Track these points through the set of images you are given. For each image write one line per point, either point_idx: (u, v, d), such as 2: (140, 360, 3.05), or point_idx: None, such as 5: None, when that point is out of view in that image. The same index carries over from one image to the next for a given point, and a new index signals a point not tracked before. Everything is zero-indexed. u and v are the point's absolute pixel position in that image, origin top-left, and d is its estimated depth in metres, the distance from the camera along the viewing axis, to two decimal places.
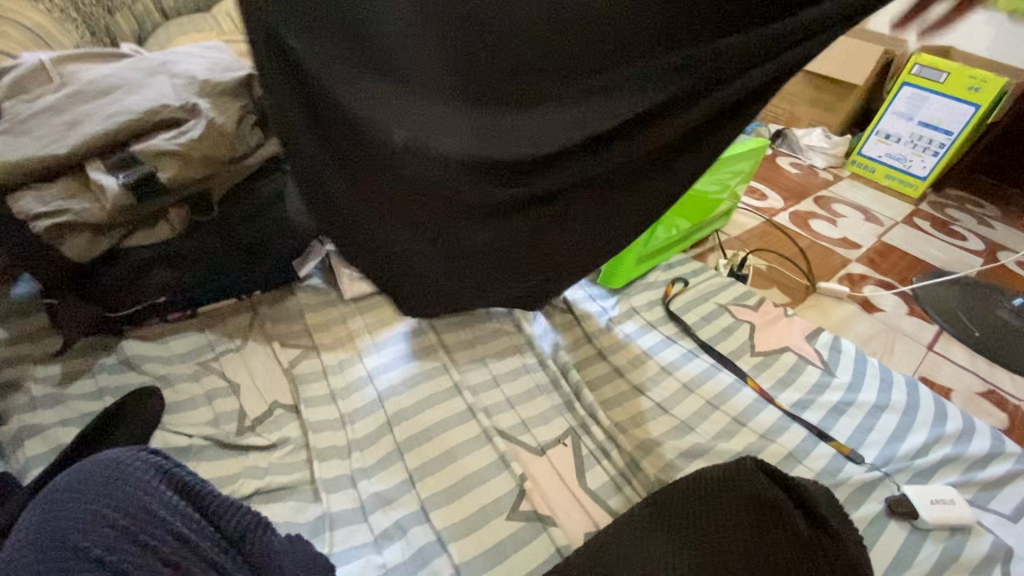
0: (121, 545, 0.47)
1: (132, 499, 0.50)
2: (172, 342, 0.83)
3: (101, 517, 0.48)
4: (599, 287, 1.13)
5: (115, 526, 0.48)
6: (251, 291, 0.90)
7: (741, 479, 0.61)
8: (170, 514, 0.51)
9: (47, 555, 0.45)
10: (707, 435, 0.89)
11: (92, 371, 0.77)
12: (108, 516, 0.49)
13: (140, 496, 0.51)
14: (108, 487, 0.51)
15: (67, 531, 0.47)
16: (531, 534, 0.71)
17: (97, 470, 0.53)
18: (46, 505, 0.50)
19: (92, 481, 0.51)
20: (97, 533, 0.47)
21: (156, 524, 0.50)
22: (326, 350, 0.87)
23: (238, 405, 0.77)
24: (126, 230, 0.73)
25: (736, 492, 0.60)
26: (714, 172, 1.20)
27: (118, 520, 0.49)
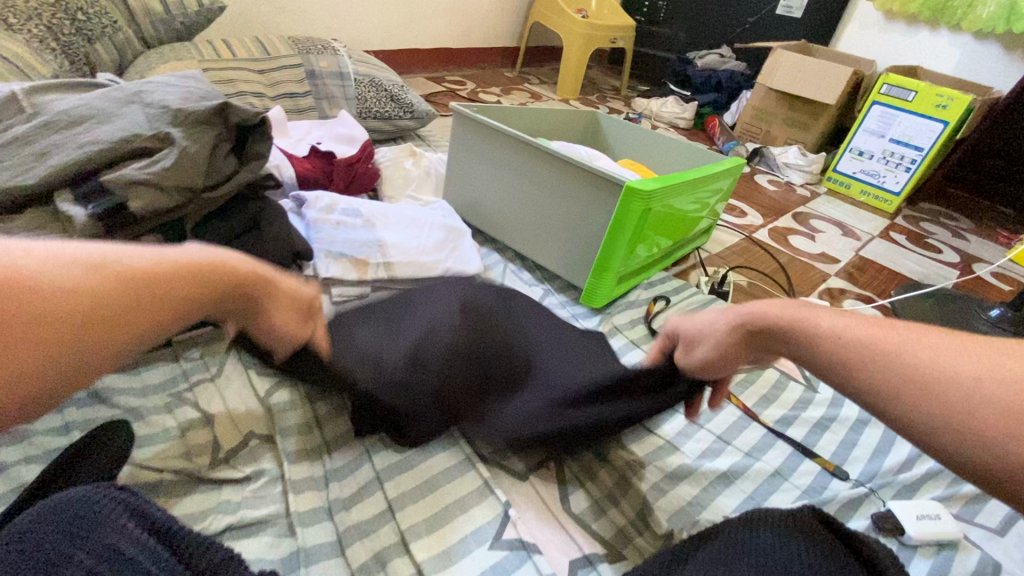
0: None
1: (101, 539, 0.48)
2: (144, 373, 0.81)
3: (66, 557, 0.46)
4: (582, 307, 1.14)
5: (82, 567, 0.46)
6: (227, 319, 0.89)
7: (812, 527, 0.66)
8: (139, 553, 0.49)
9: None
10: (692, 454, 0.89)
11: (59, 406, 0.74)
12: (75, 559, 0.46)
13: (106, 535, 0.49)
14: (75, 526, 0.49)
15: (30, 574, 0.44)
16: (515, 564, 0.69)
17: (59, 506, 0.50)
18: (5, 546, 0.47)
19: (57, 519, 0.49)
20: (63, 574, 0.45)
21: (123, 563, 0.48)
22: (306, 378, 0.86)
23: (212, 437, 0.76)
24: None
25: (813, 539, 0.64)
26: (693, 191, 1.22)
27: (84, 561, 0.47)
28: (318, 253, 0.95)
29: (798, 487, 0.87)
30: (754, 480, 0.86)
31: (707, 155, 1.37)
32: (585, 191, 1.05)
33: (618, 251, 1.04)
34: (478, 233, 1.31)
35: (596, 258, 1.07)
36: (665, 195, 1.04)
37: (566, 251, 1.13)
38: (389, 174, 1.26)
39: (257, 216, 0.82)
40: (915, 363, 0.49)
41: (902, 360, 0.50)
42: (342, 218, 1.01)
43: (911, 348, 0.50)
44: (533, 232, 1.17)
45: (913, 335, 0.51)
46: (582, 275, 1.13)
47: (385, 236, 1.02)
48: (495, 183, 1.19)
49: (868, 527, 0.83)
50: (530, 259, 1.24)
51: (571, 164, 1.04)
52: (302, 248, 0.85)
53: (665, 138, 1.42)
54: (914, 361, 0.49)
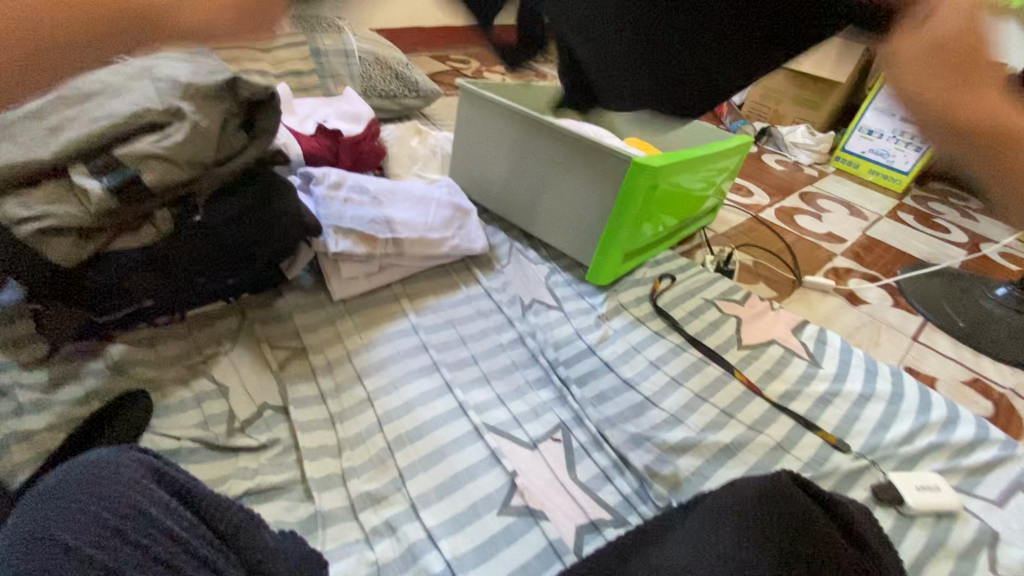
0: (112, 544, 0.46)
1: (126, 498, 0.50)
2: (160, 346, 0.83)
3: (92, 516, 0.48)
4: (588, 284, 1.15)
5: (107, 526, 0.47)
6: (237, 294, 0.90)
7: (779, 492, 0.68)
8: (162, 512, 0.50)
9: (36, 554, 0.45)
10: (696, 427, 0.90)
11: (79, 377, 0.76)
12: (101, 517, 0.48)
13: (131, 496, 0.50)
14: (100, 487, 0.50)
15: (58, 531, 0.46)
16: (523, 528, 0.72)
17: (87, 471, 0.51)
18: (32, 505, 0.49)
19: (80, 481, 0.50)
20: (89, 533, 0.46)
21: (149, 523, 0.49)
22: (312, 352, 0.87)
23: (227, 408, 0.77)
24: (110, 234, 0.73)
25: (773, 506, 0.66)
26: (701, 169, 1.21)
27: (110, 520, 0.48)
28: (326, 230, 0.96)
29: (800, 459, 0.89)
30: (757, 452, 0.88)
31: (713, 133, 1.36)
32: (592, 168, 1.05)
33: (624, 228, 1.05)
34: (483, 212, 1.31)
35: (602, 237, 1.07)
36: (672, 171, 1.04)
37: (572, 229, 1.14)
38: (394, 152, 1.26)
39: (267, 191, 0.84)
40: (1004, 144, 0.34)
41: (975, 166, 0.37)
42: (349, 194, 1.02)
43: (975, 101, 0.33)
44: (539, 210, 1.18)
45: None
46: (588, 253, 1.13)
47: (393, 213, 1.03)
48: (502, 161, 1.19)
49: (868, 497, 0.85)
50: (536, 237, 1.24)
51: (579, 140, 1.05)
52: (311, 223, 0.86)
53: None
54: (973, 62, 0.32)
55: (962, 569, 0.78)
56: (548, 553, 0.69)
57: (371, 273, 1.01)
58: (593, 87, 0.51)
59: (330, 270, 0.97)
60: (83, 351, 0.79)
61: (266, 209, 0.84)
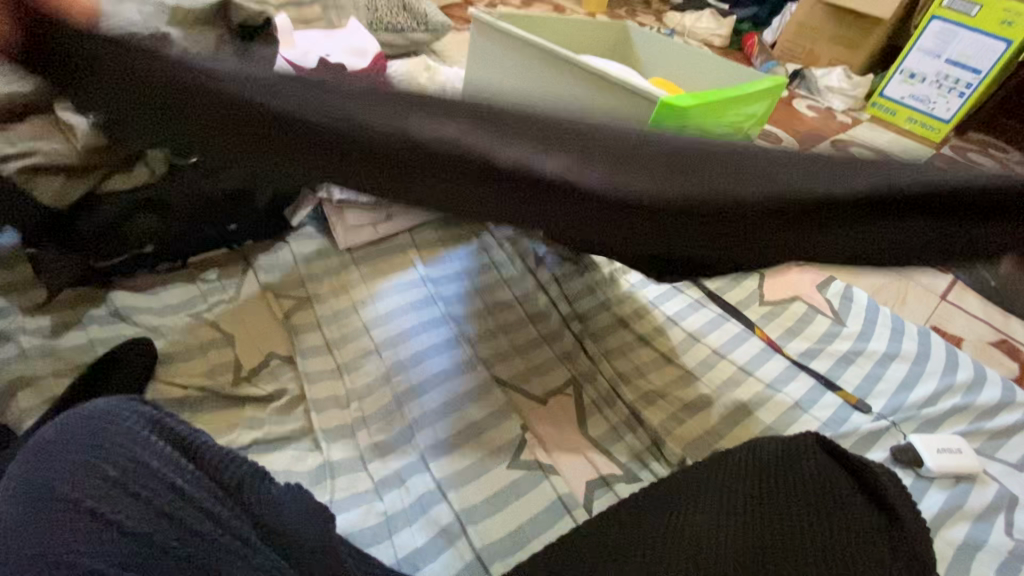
0: (114, 497, 0.47)
1: (126, 450, 0.49)
2: (163, 293, 0.81)
3: (92, 467, 0.48)
4: None
5: (106, 478, 0.47)
6: (241, 240, 0.87)
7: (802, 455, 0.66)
8: (164, 464, 0.49)
9: (39, 506, 0.46)
10: (711, 384, 0.88)
11: (83, 323, 0.75)
12: (102, 469, 0.48)
13: (131, 448, 0.49)
14: (101, 436, 0.50)
15: (58, 484, 0.47)
16: (533, 482, 0.71)
17: (84, 421, 0.51)
18: (35, 454, 0.49)
19: (80, 431, 0.50)
20: (89, 485, 0.47)
21: (149, 475, 0.48)
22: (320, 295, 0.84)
23: (233, 356, 0.76)
24: (102, 174, 0.69)
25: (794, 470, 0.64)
26: (729, 112, 1.13)
27: (109, 471, 0.48)
28: None
29: (818, 418, 0.86)
30: (775, 411, 0.86)
31: (744, 73, 1.26)
32: (615, 108, 0.97)
33: None
34: None
35: None
36: (701, 114, 0.97)
37: None
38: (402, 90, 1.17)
39: None
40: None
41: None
42: None
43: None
44: None
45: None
46: None
47: None
48: None
49: (886, 458, 0.83)
50: None
51: (602, 78, 0.97)
52: None
53: (699, 52, 1.30)
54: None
55: (977, 533, 0.77)
56: (557, 507, 0.69)
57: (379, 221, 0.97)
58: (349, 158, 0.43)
59: (335, 217, 0.94)
60: (86, 298, 0.77)
61: None
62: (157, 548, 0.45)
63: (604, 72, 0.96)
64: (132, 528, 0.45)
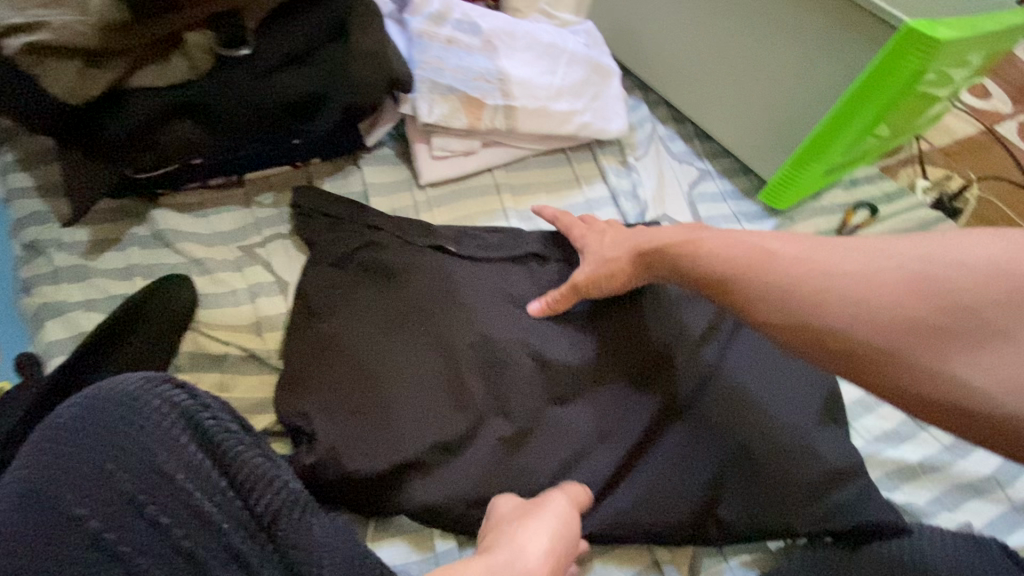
0: (124, 518, 0.39)
1: (156, 462, 0.41)
2: (212, 217, 0.67)
3: (108, 476, 0.39)
4: (753, 203, 0.85)
5: (122, 490, 0.39)
6: (305, 156, 0.71)
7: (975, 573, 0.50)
8: (191, 479, 0.41)
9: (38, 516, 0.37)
10: (866, 434, 0.66)
11: (122, 244, 0.64)
12: (116, 483, 0.39)
13: (157, 451, 0.41)
14: (119, 434, 0.41)
15: (67, 494, 0.38)
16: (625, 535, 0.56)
17: (107, 407, 0.42)
18: (45, 435, 0.41)
19: (101, 418, 0.41)
20: (102, 499, 0.39)
21: (170, 490, 0.40)
22: (336, 240, 0.64)
23: (283, 309, 0.63)
24: (131, 63, 0.52)
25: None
26: (976, 49, 0.78)
27: (125, 482, 0.40)
28: (419, 85, 0.72)
29: (1011, 501, 0.63)
30: (951, 483, 0.63)
31: None
32: (821, 31, 0.69)
33: (843, 132, 0.71)
34: (623, 76, 0.97)
35: (804, 144, 0.75)
36: (953, 50, 0.66)
37: (754, 120, 0.81)
38: None
39: (345, 17, 0.58)
40: (948, 262, 0.43)
41: (836, 292, 0.44)
42: (454, 33, 0.75)
43: (830, 249, 0.47)
44: (712, 86, 0.83)
45: (860, 253, 0.46)
46: (770, 162, 0.82)
47: (508, 67, 0.76)
48: (672, 6, 0.82)
49: None
50: (691, 124, 0.91)
51: None
52: (400, 73, 0.61)
53: None
54: (974, 264, 0.42)
55: None
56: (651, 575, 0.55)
57: (472, 153, 0.77)
58: (341, 412, 0.54)
59: (419, 142, 0.75)
60: (125, 213, 0.65)
61: (341, 47, 0.58)
62: None
63: None
64: (134, 558, 0.38)
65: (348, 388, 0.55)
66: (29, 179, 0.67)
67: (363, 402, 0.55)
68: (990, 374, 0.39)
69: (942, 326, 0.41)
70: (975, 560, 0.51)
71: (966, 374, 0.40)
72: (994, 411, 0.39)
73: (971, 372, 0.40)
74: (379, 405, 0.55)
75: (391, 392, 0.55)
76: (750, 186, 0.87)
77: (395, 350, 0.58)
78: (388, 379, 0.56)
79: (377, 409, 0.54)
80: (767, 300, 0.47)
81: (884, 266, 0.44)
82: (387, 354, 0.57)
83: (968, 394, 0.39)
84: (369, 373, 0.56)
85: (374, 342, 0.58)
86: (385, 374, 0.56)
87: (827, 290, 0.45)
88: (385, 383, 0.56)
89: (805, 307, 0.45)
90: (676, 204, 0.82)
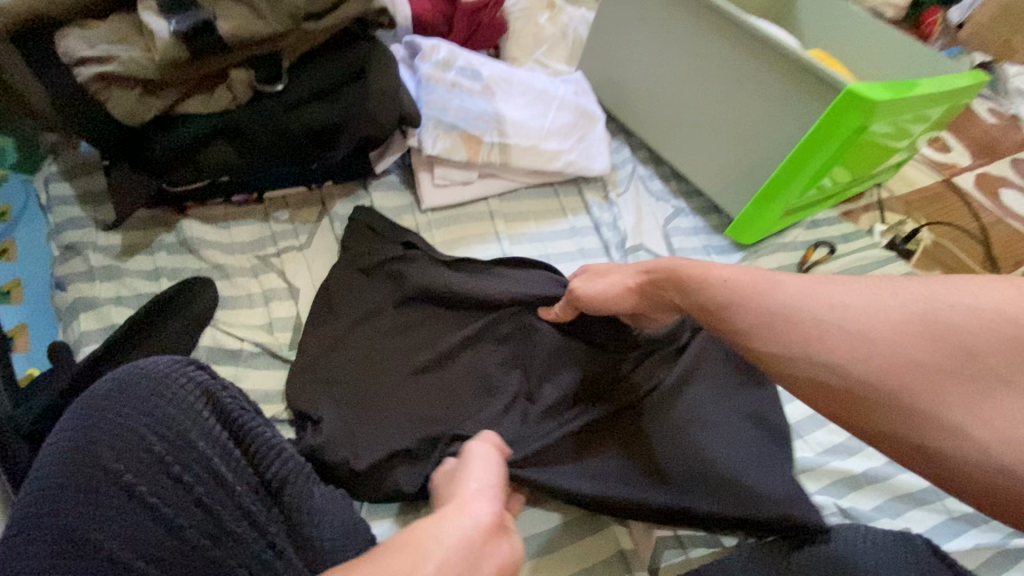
0: (154, 475, 0.45)
1: (177, 428, 0.47)
2: (233, 228, 0.75)
3: (138, 439, 0.46)
4: (722, 238, 0.95)
5: (151, 452, 0.45)
6: (320, 179, 0.79)
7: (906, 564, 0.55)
8: (209, 445, 0.47)
9: (80, 471, 0.44)
10: (817, 446, 0.73)
11: (151, 248, 0.71)
12: (148, 443, 0.46)
13: (181, 422, 0.47)
14: (150, 406, 0.47)
15: (103, 451, 0.45)
16: (595, 525, 0.62)
17: (138, 383, 0.48)
18: (82, 408, 0.47)
19: (133, 393, 0.47)
20: (133, 457, 0.45)
21: (193, 455, 0.46)
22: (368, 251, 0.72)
23: (294, 312, 0.70)
24: (181, 92, 0.61)
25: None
26: (918, 109, 0.89)
27: (154, 445, 0.46)
28: (426, 121, 0.81)
29: (948, 511, 0.69)
30: (894, 493, 0.70)
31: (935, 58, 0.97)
32: (776, 90, 0.80)
33: (797, 178, 0.81)
34: (609, 121, 1.08)
35: (764, 187, 0.85)
36: (890, 111, 0.76)
37: (722, 164, 0.91)
38: (516, 28, 1.03)
39: (365, 62, 0.67)
40: (951, 305, 0.46)
41: (832, 328, 0.47)
42: (458, 78, 0.85)
43: (826, 285, 0.50)
44: (685, 132, 0.94)
45: (874, 294, 0.48)
46: (736, 201, 0.91)
47: (504, 109, 0.86)
48: (651, 63, 0.93)
49: None
50: (669, 165, 1.01)
51: (768, 48, 0.78)
52: (408, 111, 0.70)
53: (872, 20, 1.02)
54: (961, 308, 0.46)
55: None
56: (617, 562, 0.60)
57: (469, 183, 0.85)
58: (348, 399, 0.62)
59: (423, 171, 0.83)
60: (156, 221, 0.73)
61: (360, 87, 0.67)
62: (194, 546, 0.43)
63: (774, 40, 0.76)
64: (161, 508, 0.44)
65: (355, 381, 0.63)
66: (71, 188, 0.75)
67: (368, 394, 0.63)
68: (986, 426, 0.41)
69: (933, 370, 0.44)
70: (905, 553, 0.56)
71: (964, 423, 0.42)
72: (973, 456, 0.41)
73: (966, 422, 0.42)
74: (380, 398, 0.62)
75: (392, 386, 0.63)
76: (720, 222, 0.97)
77: (400, 352, 0.66)
78: (391, 375, 0.64)
79: (377, 398, 0.62)
80: (754, 335, 0.49)
81: (887, 307, 0.47)
82: (391, 354, 0.66)
83: (976, 451, 0.41)
84: (377, 369, 0.64)
85: (380, 342, 0.66)
86: (387, 370, 0.64)
87: (821, 330, 0.47)
88: (389, 378, 0.64)
89: (799, 343, 0.47)
90: (653, 236, 0.91)
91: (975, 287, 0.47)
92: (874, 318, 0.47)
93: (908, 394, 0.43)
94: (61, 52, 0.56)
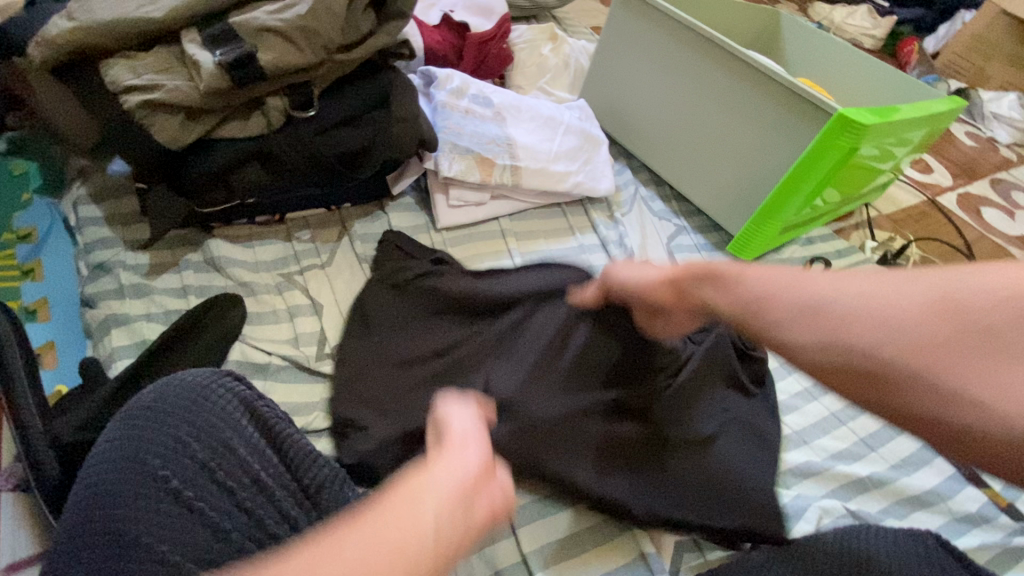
0: (200, 482, 0.44)
1: (222, 436, 0.46)
2: (257, 247, 0.78)
3: (182, 445, 0.44)
4: (723, 255, 0.99)
5: (195, 459, 0.44)
6: (340, 201, 0.83)
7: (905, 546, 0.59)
8: (251, 453, 0.47)
9: (124, 477, 0.42)
10: (823, 452, 0.76)
11: (178, 267, 0.73)
12: (191, 449, 0.45)
13: (223, 430, 0.47)
14: (193, 413, 0.46)
15: (149, 457, 0.43)
16: (615, 531, 0.64)
17: (180, 390, 0.47)
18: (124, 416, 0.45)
19: (175, 399, 0.46)
20: (177, 463, 0.43)
21: (236, 463, 0.46)
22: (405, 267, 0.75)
23: (319, 327, 0.72)
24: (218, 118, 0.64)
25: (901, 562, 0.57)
26: (902, 131, 0.94)
27: (198, 452, 0.45)
28: (442, 145, 0.86)
29: (951, 511, 0.73)
30: (898, 495, 0.73)
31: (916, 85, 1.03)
32: (770, 114, 0.85)
33: (793, 198, 0.86)
34: (611, 145, 1.13)
35: (761, 206, 0.89)
36: (877, 133, 0.81)
37: (721, 185, 0.96)
38: (521, 57, 1.10)
39: (390, 91, 0.72)
40: (973, 287, 0.40)
41: (847, 312, 0.42)
42: (471, 105, 0.90)
43: (846, 275, 0.45)
44: (685, 155, 0.99)
45: (890, 278, 0.43)
46: (735, 219, 0.96)
47: (514, 134, 0.90)
48: (651, 90, 0.99)
49: None
50: (669, 186, 1.06)
51: (763, 76, 0.83)
52: (428, 135, 0.74)
53: (853, 50, 1.09)
54: (991, 288, 0.40)
55: None
56: (638, 565, 0.62)
57: (482, 204, 0.89)
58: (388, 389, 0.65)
59: (438, 192, 0.87)
60: (183, 241, 0.76)
61: (385, 113, 0.72)
62: (240, 549, 0.43)
63: (767, 69, 0.82)
64: (208, 514, 0.43)
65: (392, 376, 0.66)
66: (98, 209, 0.77)
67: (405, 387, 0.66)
68: (1014, 399, 0.35)
69: (952, 345, 0.38)
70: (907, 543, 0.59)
71: (989, 402, 0.36)
72: (1001, 441, 0.35)
73: (992, 396, 0.36)
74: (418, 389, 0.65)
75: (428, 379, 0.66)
76: (720, 240, 1.01)
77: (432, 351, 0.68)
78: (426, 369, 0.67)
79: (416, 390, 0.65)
80: (779, 325, 0.45)
81: (906, 288, 0.42)
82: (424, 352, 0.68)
83: (1001, 430, 0.35)
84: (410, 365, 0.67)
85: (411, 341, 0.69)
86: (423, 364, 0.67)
87: (836, 312, 0.43)
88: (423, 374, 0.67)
89: (818, 332, 0.43)
90: (658, 253, 0.95)
91: (1004, 269, 0.41)
92: (880, 313, 0.43)
93: (933, 376, 0.38)
94: (109, 80, 0.60)
